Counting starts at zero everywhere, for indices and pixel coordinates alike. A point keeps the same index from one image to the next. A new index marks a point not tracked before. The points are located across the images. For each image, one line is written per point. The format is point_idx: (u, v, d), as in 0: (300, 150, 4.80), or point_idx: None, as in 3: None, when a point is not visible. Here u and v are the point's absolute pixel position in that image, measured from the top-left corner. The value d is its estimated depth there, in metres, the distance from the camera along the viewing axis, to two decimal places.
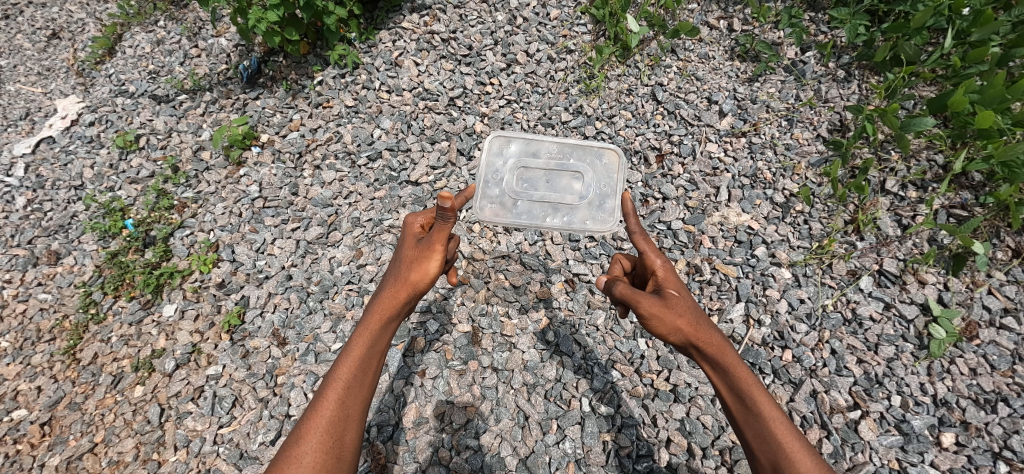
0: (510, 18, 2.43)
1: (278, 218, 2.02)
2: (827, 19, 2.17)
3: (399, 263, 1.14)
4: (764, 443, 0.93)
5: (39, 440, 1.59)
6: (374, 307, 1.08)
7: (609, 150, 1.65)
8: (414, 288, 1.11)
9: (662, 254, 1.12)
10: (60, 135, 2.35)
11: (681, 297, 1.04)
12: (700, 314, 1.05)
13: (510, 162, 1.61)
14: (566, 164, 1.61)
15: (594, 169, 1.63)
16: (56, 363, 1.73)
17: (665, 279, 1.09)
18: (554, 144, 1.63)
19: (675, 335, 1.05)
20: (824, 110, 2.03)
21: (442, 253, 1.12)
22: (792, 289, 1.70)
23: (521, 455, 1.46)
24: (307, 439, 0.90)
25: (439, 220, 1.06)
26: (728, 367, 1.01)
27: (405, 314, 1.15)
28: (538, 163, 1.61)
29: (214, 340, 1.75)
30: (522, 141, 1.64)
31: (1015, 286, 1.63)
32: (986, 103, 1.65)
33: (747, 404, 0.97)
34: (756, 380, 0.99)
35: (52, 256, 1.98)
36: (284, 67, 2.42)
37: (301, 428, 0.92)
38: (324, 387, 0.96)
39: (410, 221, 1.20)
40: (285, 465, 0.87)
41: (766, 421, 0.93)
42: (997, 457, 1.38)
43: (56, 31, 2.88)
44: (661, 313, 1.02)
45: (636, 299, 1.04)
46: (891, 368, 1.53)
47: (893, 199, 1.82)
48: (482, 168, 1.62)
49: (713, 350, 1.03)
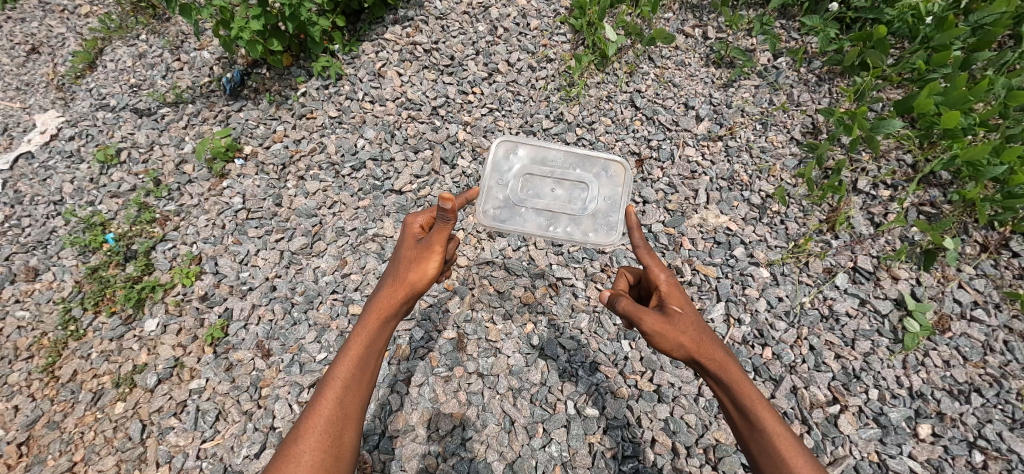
0: (491, 29, 2.47)
1: (262, 229, 2.01)
2: (797, 26, 2.26)
3: (398, 263, 1.16)
4: (765, 453, 0.96)
5: (16, 461, 1.55)
6: (371, 309, 1.09)
7: (615, 162, 1.62)
8: (411, 289, 1.12)
9: (667, 269, 1.12)
10: (39, 150, 2.32)
11: (685, 313, 1.05)
12: (702, 329, 1.05)
13: (516, 168, 1.58)
14: (571, 173, 1.58)
15: (600, 182, 1.60)
16: (34, 381, 1.70)
17: (668, 293, 1.09)
18: (562, 152, 1.59)
19: (678, 350, 1.05)
20: (797, 113, 2.09)
21: (441, 254, 1.14)
22: (770, 287, 1.73)
23: (508, 460, 1.46)
24: (306, 438, 0.94)
25: (439, 221, 1.08)
26: (730, 382, 1.02)
27: (402, 317, 1.16)
28: (543, 171, 1.58)
29: (197, 353, 1.73)
30: (529, 147, 1.60)
31: (984, 279, 1.69)
32: (950, 104, 1.71)
33: (748, 418, 1.00)
34: (758, 393, 1.01)
35: (30, 272, 1.95)
36: (267, 79, 2.42)
37: (300, 426, 0.96)
38: (323, 388, 1.00)
39: (410, 221, 1.20)
40: (285, 463, 0.90)
41: (766, 433, 0.96)
42: (973, 447, 1.42)
43: (36, 45, 2.86)
44: (663, 329, 1.02)
45: (640, 315, 1.03)
46: (868, 362, 1.57)
47: (865, 197, 1.87)
48: (488, 171, 1.59)
49: (715, 365, 1.03)
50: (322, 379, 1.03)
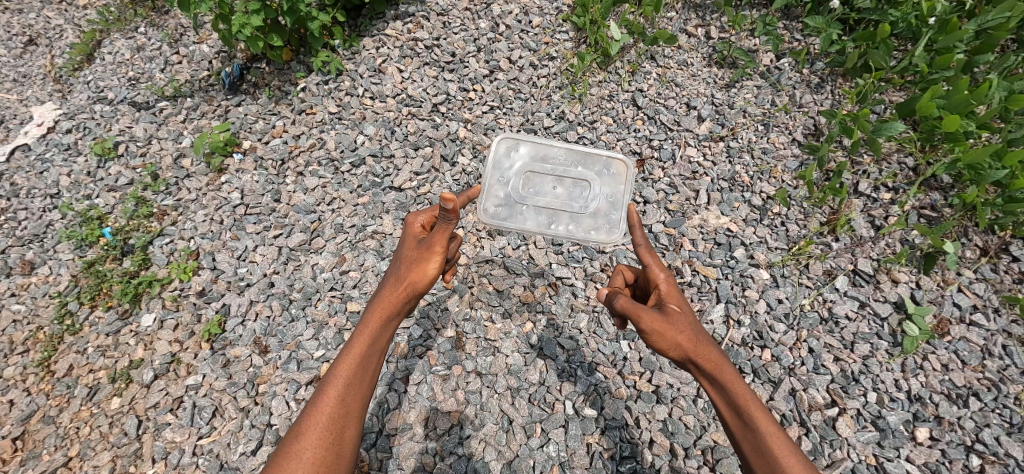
0: (493, 26, 2.45)
1: (260, 225, 2.00)
2: (801, 27, 2.25)
3: (399, 262, 1.15)
4: (759, 455, 0.96)
5: (10, 456, 1.54)
6: (373, 308, 1.09)
7: (617, 159, 1.60)
8: (413, 288, 1.12)
9: (666, 268, 1.12)
10: (35, 142, 2.30)
11: (682, 313, 1.04)
12: (700, 330, 1.05)
13: (517, 165, 1.56)
14: (572, 171, 1.57)
15: (602, 179, 1.58)
16: (29, 375, 1.69)
17: (667, 293, 1.09)
18: (563, 149, 1.58)
19: (675, 350, 1.04)
20: (799, 114, 2.08)
21: (442, 254, 1.13)
22: (770, 289, 1.73)
23: (506, 459, 1.46)
24: (307, 435, 0.93)
25: (441, 221, 1.06)
26: (725, 382, 1.02)
27: (403, 316, 1.15)
28: (545, 169, 1.56)
29: (194, 349, 1.72)
30: (530, 144, 1.58)
31: (983, 283, 1.69)
32: (952, 108, 1.70)
33: (744, 419, 0.99)
34: (754, 395, 1.00)
35: (26, 266, 1.93)
36: (267, 74, 2.41)
37: (301, 424, 0.95)
38: (324, 385, 0.99)
39: (411, 220, 1.18)
40: (285, 461, 0.90)
41: (761, 434, 0.96)
42: (970, 451, 1.42)
43: (33, 37, 2.84)
44: (661, 328, 1.01)
45: (638, 313, 1.03)
46: (867, 366, 1.57)
47: (866, 200, 1.87)
48: (489, 168, 1.58)
49: (711, 365, 1.03)
50: (323, 378, 1.02)
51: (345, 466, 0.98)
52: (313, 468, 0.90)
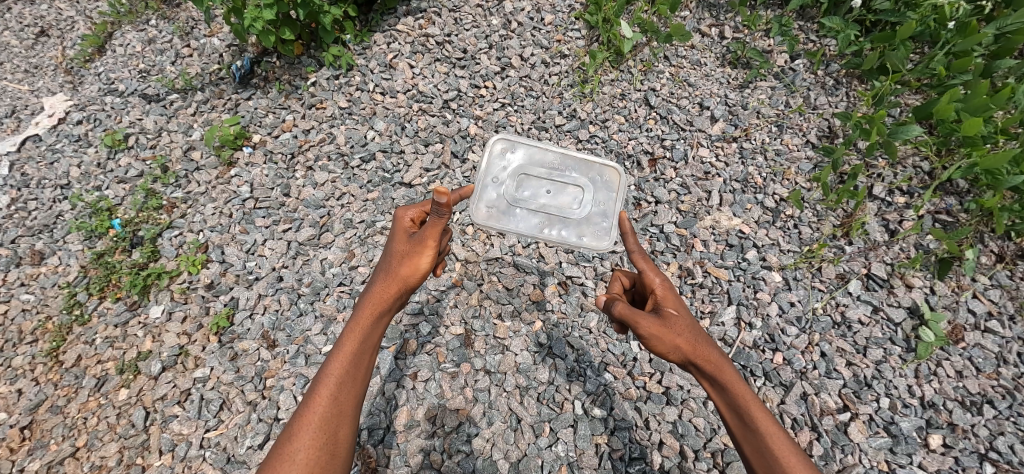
0: (505, 22, 2.45)
1: (269, 219, 2.00)
2: (816, 28, 2.23)
3: (390, 257, 1.14)
4: (761, 457, 0.94)
5: (18, 445, 1.54)
6: (365, 305, 1.08)
7: (611, 167, 1.60)
8: (405, 283, 1.11)
9: (661, 273, 1.11)
10: (46, 133, 2.30)
11: (680, 317, 1.03)
12: (699, 333, 1.03)
13: (511, 168, 1.54)
14: (567, 176, 1.55)
15: (595, 186, 1.57)
16: (38, 364, 1.69)
17: (664, 298, 1.08)
18: (559, 154, 1.57)
19: (674, 353, 1.03)
20: (813, 116, 2.06)
21: (434, 248, 1.13)
22: (782, 292, 1.72)
23: (513, 459, 1.45)
24: (301, 435, 0.91)
25: (433, 216, 1.05)
26: (725, 385, 1.01)
27: (395, 312, 1.14)
28: (540, 172, 1.54)
29: (202, 342, 1.72)
30: (526, 147, 1.57)
31: (999, 290, 1.67)
32: (972, 111, 1.68)
33: (746, 422, 0.98)
34: (754, 397, 0.99)
35: (36, 256, 1.94)
36: (277, 68, 2.41)
37: (294, 424, 0.93)
38: (316, 385, 0.97)
39: (400, 215, 1.18)
40: (279, 463, 0.87)
41: (763, 435, 0.94)
42: (984, 459, 1.40)
43: (45, 28, 2.84)
44: (659, 332, 1.00)
45: (636, 318, 1.01)
46: (879, 371, 1.55)
47: (880, 204, 1.85)
48: (483, 169, 1.55)
49: (711, 368, 1.01)
50: (315, 377, 1.00)
51: (341, 466, 0.95)
52: (307, 468, 0.87)
